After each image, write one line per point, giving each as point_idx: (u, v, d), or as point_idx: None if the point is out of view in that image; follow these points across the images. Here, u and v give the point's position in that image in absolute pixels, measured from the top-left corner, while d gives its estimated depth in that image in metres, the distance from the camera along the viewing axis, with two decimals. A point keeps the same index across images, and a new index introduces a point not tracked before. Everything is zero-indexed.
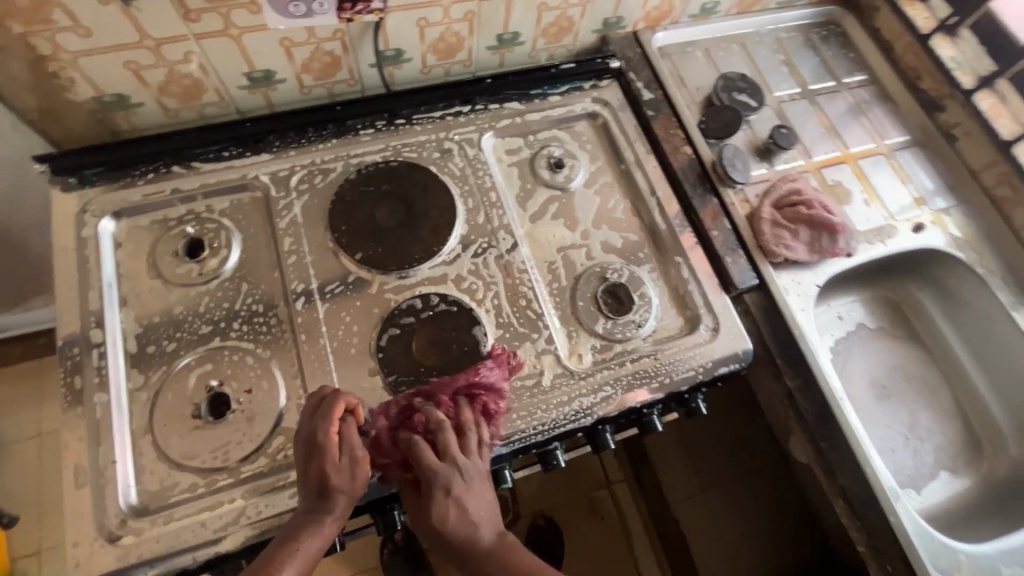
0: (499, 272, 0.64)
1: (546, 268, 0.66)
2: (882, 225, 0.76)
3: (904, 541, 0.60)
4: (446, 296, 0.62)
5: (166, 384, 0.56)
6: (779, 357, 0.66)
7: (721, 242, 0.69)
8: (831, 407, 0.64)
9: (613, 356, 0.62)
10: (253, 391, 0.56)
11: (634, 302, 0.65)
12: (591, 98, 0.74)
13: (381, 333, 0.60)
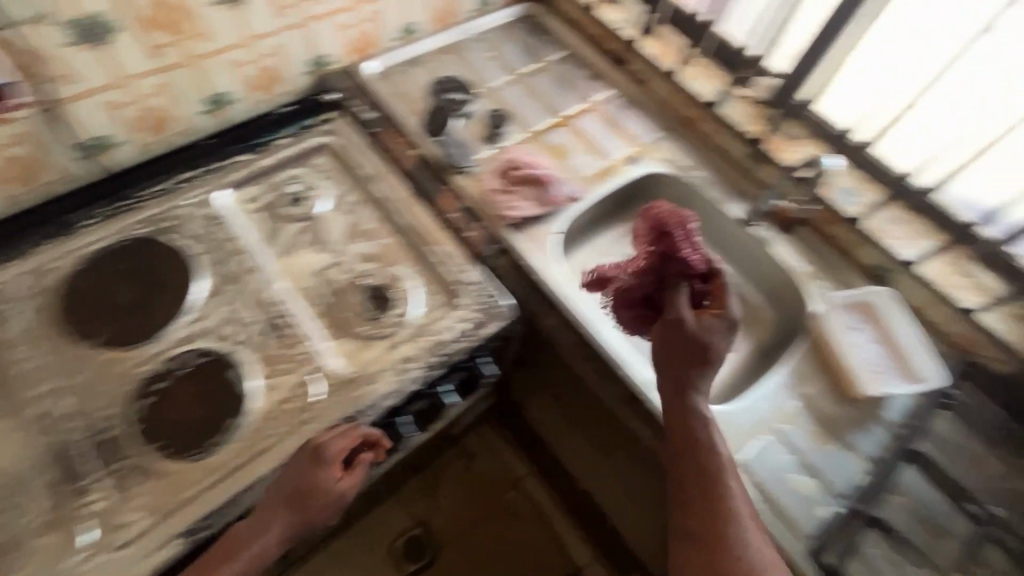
0: (238, 322, 0.83)
1: (303, 294, 0.88)
2: (599, 164, 1.07)
3: (669, 415, 0.82)
4: (200, 353, 0.79)
5: (13, 453, 0.71)
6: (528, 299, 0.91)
7: (458, 219, 0.95)
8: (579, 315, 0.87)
9: (414, 340, 0.85)
10: (111, 434, 0.73)
11: (393, 298, 0.89)
12: (318, 132, 1.04)
13: (140, 403, 0.75)
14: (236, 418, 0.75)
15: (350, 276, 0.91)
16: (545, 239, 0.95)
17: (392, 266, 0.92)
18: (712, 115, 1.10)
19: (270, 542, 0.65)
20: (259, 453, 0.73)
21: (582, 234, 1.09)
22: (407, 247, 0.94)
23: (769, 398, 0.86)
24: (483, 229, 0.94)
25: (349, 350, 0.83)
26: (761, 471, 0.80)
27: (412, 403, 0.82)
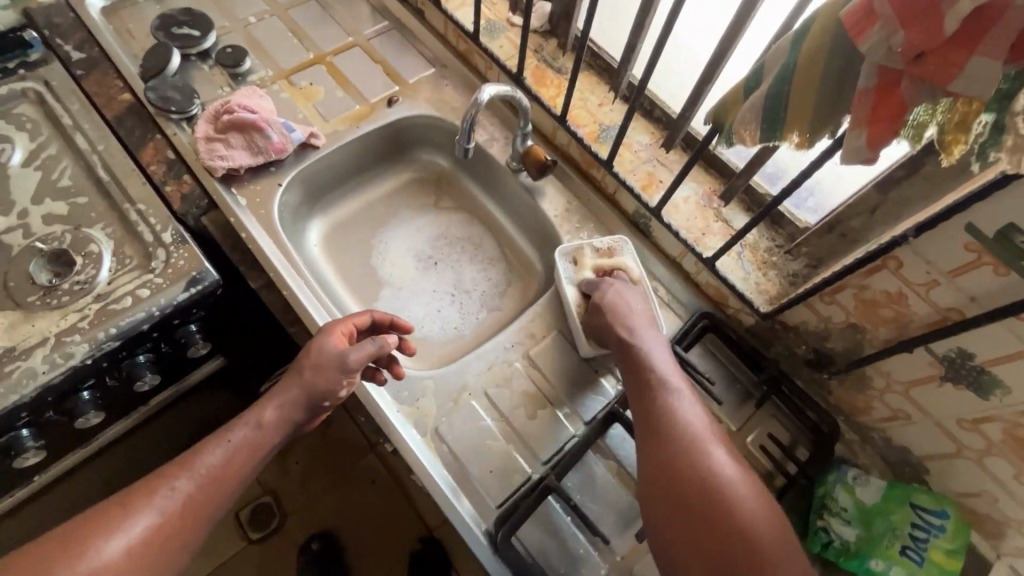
0: None
1: None
2: (352, 108, 0.96)
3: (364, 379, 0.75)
4: None
5: None
6: (240, 262, 0.82)
7: (161, 172, 0.85)
8: (285, 275, 0.80)
9: (93, 309, 0.76)
10: None
11: (80, 262, 0.79)
12: (19, 77, 0.89)
13: None
14: None
15: (29, 241, 0.80)
16: (271, 194, 0.86)
17: (83, 228, 0.82)
18: (478, 49, 0.99)
19: (207, 460, 0.60)
20: None
21: (349, 190, 1.01)
22: (104, 205, 0.84)
23: (487, 357, 0.79)
24: (190, 183, 0.84)
25: (9, 324, 0.75)
26: (455, 441, 0.73)
27: (80, 379, 0.74)
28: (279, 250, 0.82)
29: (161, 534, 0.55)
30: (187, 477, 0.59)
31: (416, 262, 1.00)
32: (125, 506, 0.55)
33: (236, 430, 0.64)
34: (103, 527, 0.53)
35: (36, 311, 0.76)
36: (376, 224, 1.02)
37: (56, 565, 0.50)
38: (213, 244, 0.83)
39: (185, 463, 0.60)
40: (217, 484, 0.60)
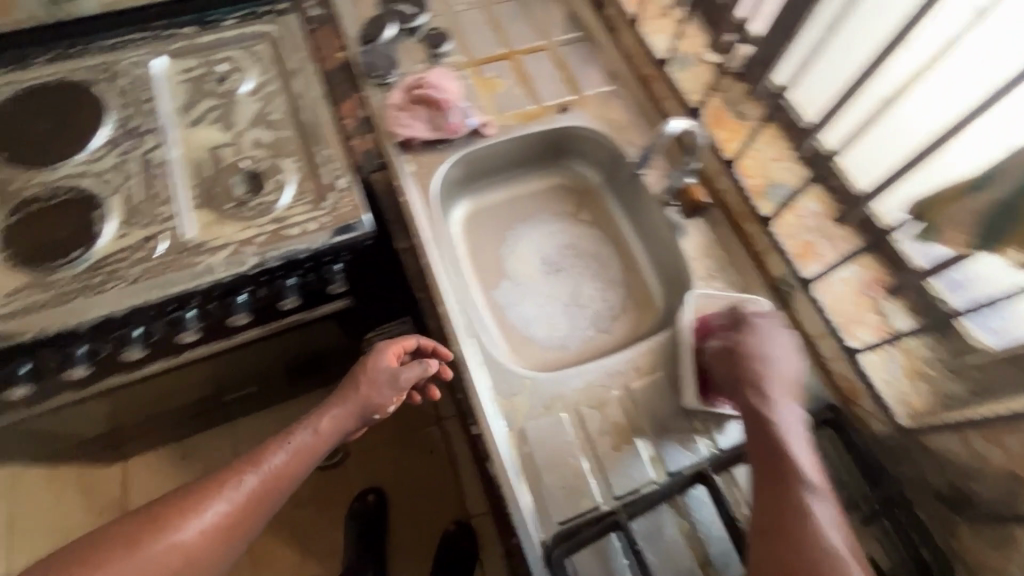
0: (138, 167, 0.90)
1: (193, 163, 0.93)
2: (526, 108, 1.00)
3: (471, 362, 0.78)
4: (78, 188, 0.87)
5: None
6: (394, 222, 0.90)
7: (351, 126, 0.95)
8: (428, 245, 0.86)
9: (268, 228, 0.88)
10: None
11: (269, 186, 0.92)
12: (266, 21, 1.05)
13: (8, 219, 0.84)
14: (84, 250, 0.83)
15: (237, 158, 0.94)
16: (434, 169, 0.93)
17: (279, 158, 0.95)
18: (662, 76, 0.99)
19: (273, 460, 0.67)
20: (84, 290, 0.81)
21: (499, 181, 1.06)
22: (299, 143, 0.96)
23: (588, 377, 0.79)
24: (372, 141, 0.93)
25: (205, 222, 0.88)
26: (537, 447, 0.74)
27: (243, 283, 0.86)
28: (427, 223, 0.88)
29: (231, 523, 0.62)
30: (260, 471, 0.66)
31: (541, 265, 1.03)
32: (203, 495, 0.62)
33: (303, 433, 0.70)
34: (181, 513, 0.60)
35: (228, 218, 0.89)
36: (514, 220, 1.06)
37: (139, 541, 0.57)
38: (376, 200, 0.91)
39: (256, 459, 0.67)
40: (278, 483, 0.67)
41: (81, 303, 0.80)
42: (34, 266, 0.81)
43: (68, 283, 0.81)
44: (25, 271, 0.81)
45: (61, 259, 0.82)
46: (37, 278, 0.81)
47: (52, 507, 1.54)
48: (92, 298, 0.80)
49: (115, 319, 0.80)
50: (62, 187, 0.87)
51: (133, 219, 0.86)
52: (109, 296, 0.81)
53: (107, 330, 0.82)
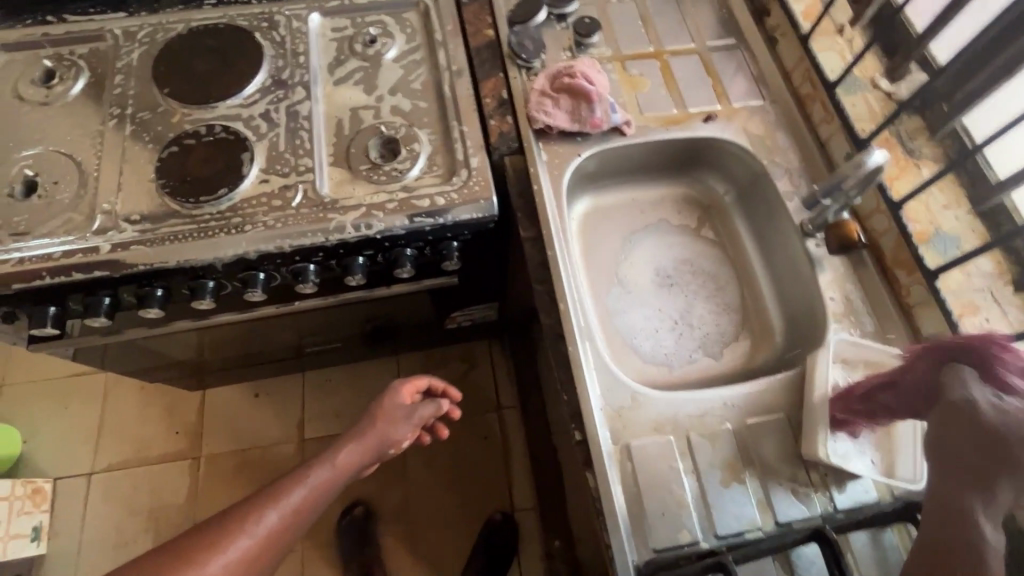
0: (284, 117, 0.93)
1: (335, 120, 0.95)
2: (670, 112, 0.95)
3: (583, 365, 0.76)
4: (229, 128, 0.90)
5: (59, 153, 0.90)
6: (520, 205, 0.88)
7: (491, 106, 0.93)
8: (551, 238, 0.83)
9: (397, 195, 0.88)
10: (128, 165, 0.88)
11: (402, 153, 0.92)
12: None
13: (165, 148, 0.88)
14: (228, 190, 0.85)
15: (375, 121, 0.95)
16: (568, 161, 0.90)
17: (415, 127, 0.95)
18: (825, 98, 0.92)
19: (293, 497, 0.75)
20: (223, 225, 0.84)
21: (622, 183, 1.03)
22: (437, 116, 0.96)
23: (701, 404, 0.75)
24: (510, 125, 0.91)
25: (339, 180, 0.90)
26: (640, 466, 0.71)
27: (365, 246, 0.88)
28: (552, 214, 0.85)
29: (258, 548, 0.70)
30: (284, 500, 0.74)
31: (653, 276, 0.98)
32: (236, 525, 0.69)
33: (323, 466, 0.79)
34: (210, 549, 0.67)
35: (361, 179, 0.90)
36: (630, 225, 1.02)
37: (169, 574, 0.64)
38: (505, 183, 0.90)
39: (280, 491, 0.75)
40: (296, 518, 0.74)
41: (218, 238, 0.83)
42: (182, 197, 0.85)
43: (210, 216, 0.85)
44: (173, 199, 0.85)
45: (205, 193, 0.85)
46: (183, 207, 0.85)
47: (137, 420, 1.66)
48: (228, 235, 0.83)
49: (245, 260, 0.85)
50: (216, 126, 0.90)
51: (275, 167, 0.89)
52: (245, 236, 0.83)
53: (237, 269, 0.87)
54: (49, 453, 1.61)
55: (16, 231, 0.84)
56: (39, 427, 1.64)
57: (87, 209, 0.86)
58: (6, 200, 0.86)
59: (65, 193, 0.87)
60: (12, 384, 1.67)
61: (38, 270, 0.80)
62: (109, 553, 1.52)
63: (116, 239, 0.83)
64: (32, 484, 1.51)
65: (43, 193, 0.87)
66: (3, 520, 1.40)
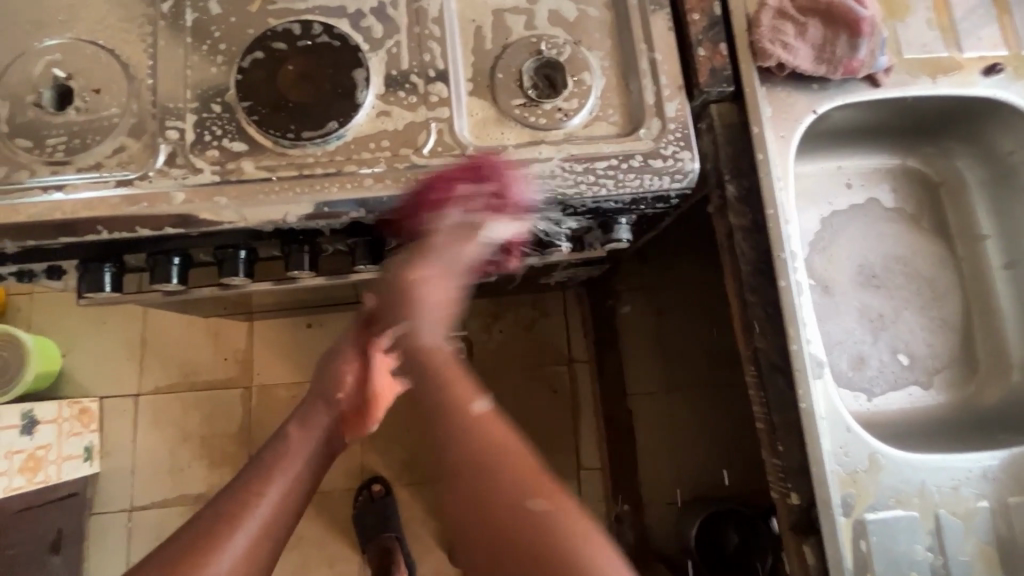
0: (407, 17, 0.66)
1: (472, 27, 0.68)
2: (941, 58, 0.68)
3: (813, 412, 0.58)
4: (331, 29, 0.64)
5: (92, 42, 0.65)
6: (728, 173, 0.65)
7: (698, 27, 0.66)
8: (776, 233, 0.62)
9: (559, 146, 0.65)
10: (192, 71, 0.63)
11: (567, 86, 0.67)
12: None
13: (246, 54, 0.63)
14: (340, 124, 0.62)
15: (529, 34, 0.68)
16: (800, 118, 0.66)
17: (584, 47, 0.68)
18: None
19: (274, 491, 0.64)
20: (330, 175, 0.62)
21: (830, 146, 0.78)
22: (614, 32, 0.69)
23: (955, 473, 0.59)
24: (725, 58, 0.65)
25: (483, 119, 0.66)
26: (878, 547, 0.57)
27: None
28: (776, 193, 0.63)
29: (262, 540, 0.61)
30: (269, 489, 0.64)
31: (856, 274, 0.77)
32: (211, 536, 0.58)
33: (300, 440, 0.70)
34: (207, 548, 0.58)
35: (513, 121, 0.66)
36: (830, 204, 0.80)
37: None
38: (706, 144, 0.66)
39: (258, 486, 0.64)
40: (289, 504, 0.65)
41: (326, 192, 0.61)
42: (274, 130, 0.61)
43: (313, 160, 0.62)
44: (260, 130, 0.62)
45: (304, 127, 0.61)
46: (276, 145, 0.62)
47: (181, 342, 1.53)
48: (338, 190, 0.61)
49: (360, 223, 0.63)
50: (314, 24, 0.64)
51: (399, 94, 0.64)
52: (363, 190, 0.61)
53: (347, 233, 0.65)
54: (90, 371, 1.50)
55: (55, 161, 0.62)
56: (76, 342, 1.51)
57: (147, 136, 0.63)
58: (35, 112, 0.63)
59: (114, 108, 0.63)
60: (42, 292, 1.52)
61: (93, 221, 0.60)
62: (164, 477, 1.47)
63: (188, 182, 0.61)
64: (78, 405, 1.41)
65: (82, 107, 0.63)
66: (53, 443, 1.31)
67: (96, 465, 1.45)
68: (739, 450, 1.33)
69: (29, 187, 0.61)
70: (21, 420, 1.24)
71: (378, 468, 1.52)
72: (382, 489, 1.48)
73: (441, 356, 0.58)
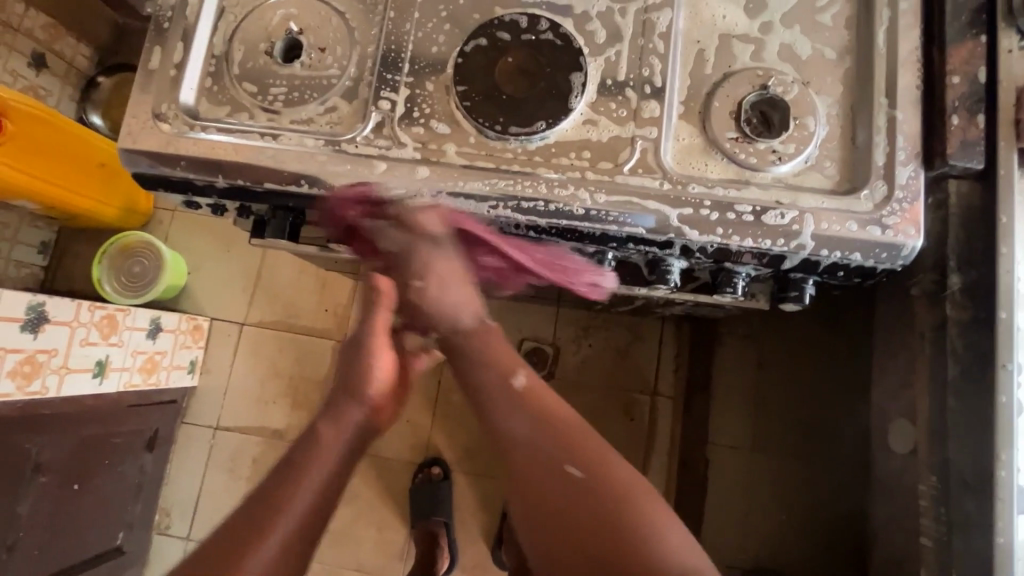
0: (632, 27, 0.63)
1: (696, 48, 0.64)
2: None
3: (1006, 548, 0.53)
4: (557, 27, 0.62)
5: (324, 2, 0.67)
6: (955, 260, 0.59)
7: (955, 92, 0.59)
8: (1002, 341, 0.55)
9: (761, 189, 0.61)
10: (413, 47, 0.64)
11: (786, 128, 0.62)
12: None
13: (470, 40, 0.63)
14: (547, 125, 0.60)
15: (756, 65, 0.64)
16: None
17: (813, 89, 0.63)
18: None
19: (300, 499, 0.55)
20: (527, 174, 0.60)
21: None
22: (849, 80, 0.63)
23: None
24: (982, 130, 0.58)
25: (690, 147, 0.62)
26: None
27: (692, 254, 0.63)
28: (1013, 292, 0.56)
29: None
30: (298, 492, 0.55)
31: None
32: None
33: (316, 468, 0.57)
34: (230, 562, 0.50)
35: (720, 155, 0.62)
36: None
37: None
38: (934, 222, 0.60)
39: (264, 522, 0.53)
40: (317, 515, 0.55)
41: (519, 192, 0.60)
42: (481, 119, 0.61)
43: (512, 156, 0.61)
44: (467, 116, 0.61)
45: (512, 121, 0.61)
46: (478, 133, 0.61)
47: (290, 284, 1.61)
48: (529, 191, 0.60)
49: (538, 228, 0.63)
50: (541, 20, 0.63)
51: (609, 105, 0.62)
52: (553, 198, 0.60)
53: (523, 232, 0.64)
54: (207, 292, 1.61)
55: (272, 110, 0.65)
56: (201, 263, 1.63)
57: (358, 102, 0.64)
58: (265, 60, 0.66)
59: (333, 69, 0.65)
60: (182, 211, 1.64)
61: (300, 174, 0.62)
62: (250, 406, 1.56)
63: (389, 153, 0.62)
64: (194, 321, 1.51)
65: (306, 63, 0.65)
66: (168, 350, 1.42)
67: (195, 379, 1.57)
68: (811, 522, 1.30)
69: (246, 129, 0.64)
70: (149, 324, 1.34)
71: (440, 450, 1.52)
72: (441, 472, 1.48)
73: (486, 338, 0.62)
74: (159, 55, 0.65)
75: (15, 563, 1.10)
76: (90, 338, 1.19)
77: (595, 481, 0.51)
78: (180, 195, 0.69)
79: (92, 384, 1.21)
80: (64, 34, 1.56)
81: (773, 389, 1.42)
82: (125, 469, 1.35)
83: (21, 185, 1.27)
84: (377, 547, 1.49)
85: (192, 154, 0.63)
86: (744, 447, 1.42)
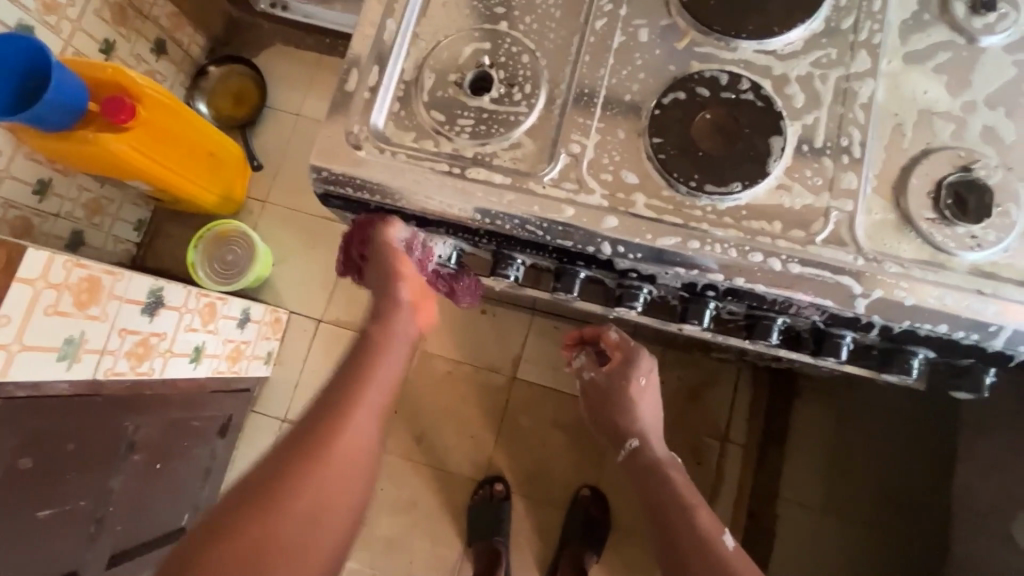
0: (833, 95, 0.63)
1: (895, 118, 0.63)
2: None
3: None
4: (758, 89, 0.62)
5: (517, 38, 0.67)
6: None
7: None
8: None
9: (958, 275, 0.59)
10: (606, 93, 0.64)
11: (988, 212, 0.60)
12: None
13: (667, 93, 0.63)
14: (743, 187, 0.60)
15: (956, 144, 0.62)
16: None
17: (1016, 175, 0.61)
18: None
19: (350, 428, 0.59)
20: (716, 233, 0.60)
21: None
22: None
23: None
24: None
25: (884, 221, 0.61)
26: None
27: (868, 330, 0.62)
28: None
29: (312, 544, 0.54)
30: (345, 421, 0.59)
31: None
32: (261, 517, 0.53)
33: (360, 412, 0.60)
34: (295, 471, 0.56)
35: (917, 234, 0.60)
36: None
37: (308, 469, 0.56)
38: None
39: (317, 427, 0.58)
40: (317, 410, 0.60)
41: (705, 250, 0.59)
42: (675, 174, 0.61)
43: (702, 215, 0.60)
44: (660, 169, 0.61)
45: (707, 179, 0.60)
46: (670, 187, 0.61)
47: None
48: (714, 250, 0.59)
49: (712, 287, 0.62)
50: (742, 79, 0.63)
51: (804, 172, 0.61)
52: (738, 259, 0.59)
53: (698, 289, 0.63)
54: (288, 285, 1.64)
55: (458, 139, 0.65)
56: (285, 255, 1.65)
57: (545, 141, 0.65)
58: (454, 89, 0.67)
59: (522, 106, 0.65)
60: (273, 203, 1.68)
61: (485, 209, 0.62)
62: None
63: (577, 197, 0.62)
64: (275, 313, 1.54)
65: (496, 97, 0.66)
66: (252, 340, 1.45)
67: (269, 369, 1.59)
68: None
69: (432, 157, 0.65)
70: (240, 314, 1.37)
71: (502, 469, 1.52)
72: (503, 491, 1.48)
73: (674, 469, 0.76)
74: (355, 77, 0.67)
75: (104, 538, 1.11)
76: (193, 324, 1.22)
77: (676, 500, 0.71)
78: (349, 212, 0.71)
79: (188, 368, 1.24)
80: (185, 23, 1.61)
81: (851, 448, 1.40)
82: (202, 453, 1.37)
83: (151, 173, 1.32)
84: (430, 558, 1.49)
85: (380, 178, 0.64)
86: (816, 506, 1.39)
